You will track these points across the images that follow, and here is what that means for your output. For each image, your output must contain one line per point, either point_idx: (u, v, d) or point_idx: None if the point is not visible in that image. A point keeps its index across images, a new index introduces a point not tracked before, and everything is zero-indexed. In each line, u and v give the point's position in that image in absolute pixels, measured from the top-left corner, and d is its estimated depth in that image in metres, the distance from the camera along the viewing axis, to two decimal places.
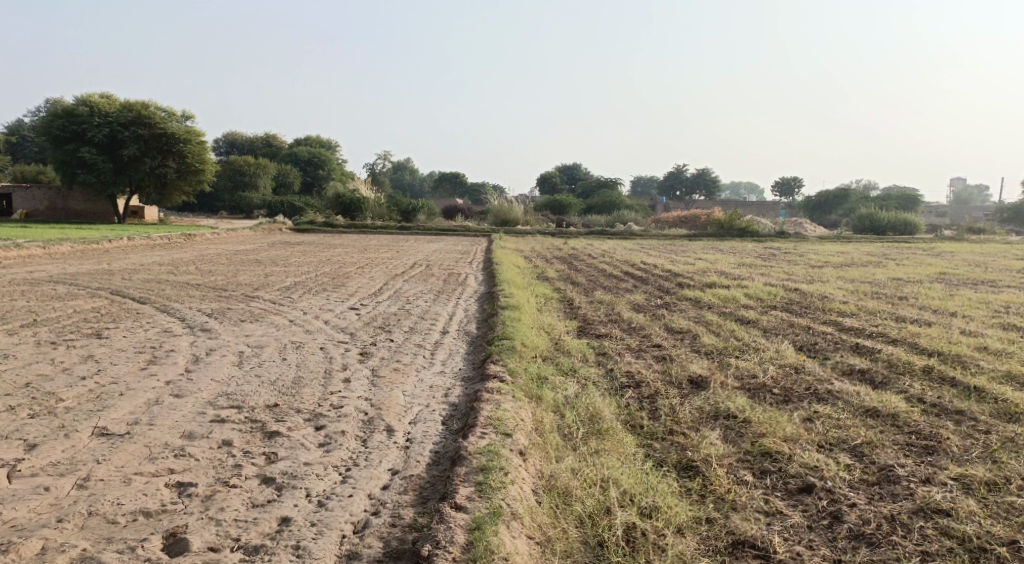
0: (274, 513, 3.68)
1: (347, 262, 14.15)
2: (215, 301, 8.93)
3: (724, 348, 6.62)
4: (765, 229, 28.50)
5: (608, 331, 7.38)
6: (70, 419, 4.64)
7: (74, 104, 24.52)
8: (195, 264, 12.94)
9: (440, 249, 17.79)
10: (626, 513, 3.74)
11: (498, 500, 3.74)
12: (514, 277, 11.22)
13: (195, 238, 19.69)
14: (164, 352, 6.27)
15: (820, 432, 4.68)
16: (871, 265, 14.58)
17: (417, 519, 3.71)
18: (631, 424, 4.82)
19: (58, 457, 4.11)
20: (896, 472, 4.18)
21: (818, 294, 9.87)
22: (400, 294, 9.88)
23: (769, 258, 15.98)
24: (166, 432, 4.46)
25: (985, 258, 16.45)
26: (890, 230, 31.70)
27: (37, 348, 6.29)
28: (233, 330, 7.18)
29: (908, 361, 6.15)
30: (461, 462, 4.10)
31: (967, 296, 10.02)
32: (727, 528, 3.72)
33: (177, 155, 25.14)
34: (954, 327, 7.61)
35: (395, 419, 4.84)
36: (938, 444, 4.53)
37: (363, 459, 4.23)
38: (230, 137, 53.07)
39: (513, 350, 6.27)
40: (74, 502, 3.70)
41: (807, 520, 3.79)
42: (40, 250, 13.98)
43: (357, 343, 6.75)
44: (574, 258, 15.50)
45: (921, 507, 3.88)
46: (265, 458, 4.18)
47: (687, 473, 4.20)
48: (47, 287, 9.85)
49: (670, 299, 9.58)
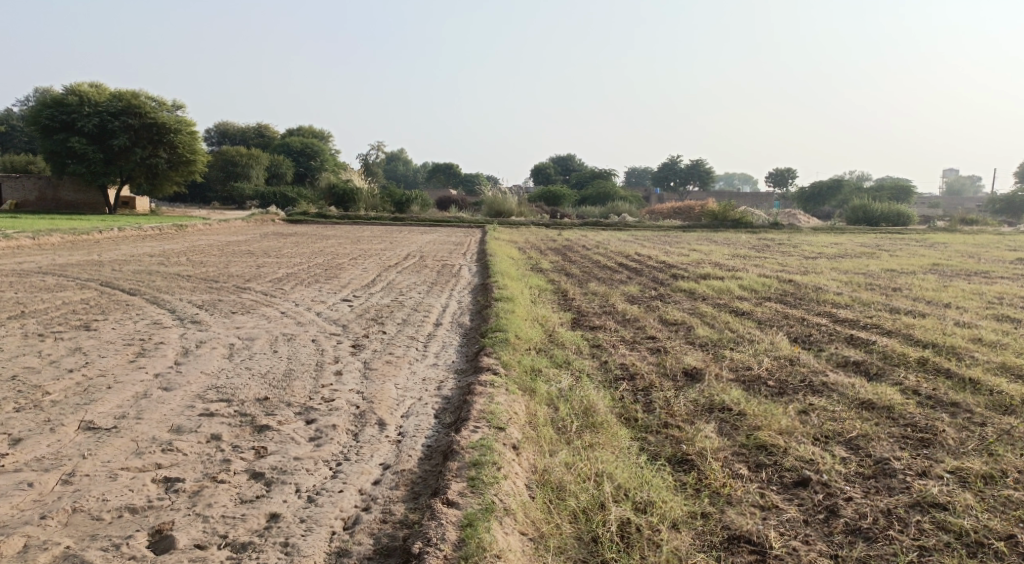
0: (263, 509, 3.62)
1: (340, 253, 14.06)
2: (205, 293, 8.84)
3: (719, 340, 6.58)
4: (759, 220, 28.46)
5: (602, 323, 7.34)
6: (56, 413, 4.56)
7: (64, 93, 24.28)
8: (186, 256, 12.82)
9: (433, 241, 17.68)
10: (620, 508, 3.69)
11: (491, 496, 3.69)
12: (508, 269, 11.15)
13: (187, 229, 19.54)
14: (154, 344, 6.20)
15: (815, 424, 4.64)
16: (865, 256, 14.56)
17: (408, 516, 3.65)
18: (626, 417, 4.77)
19: (43, 452, 4.05)
20: (893, 465, 4.15)
21: (812, 285, 9.84)
22: (393, 285, 9.81)
23: (763, 250, 15.95)
24: (154, 427, 4.40)
25: (979, 250, 16.40)
26: (883, 220, 31.70)
27: (24, 340, 6.22)
28: (224, 322, 7.10)
29: (902, 353, 6.11)
30: (454, 456, 4.05)
31: (960, 286, 10.00)
32: (722, 523, 3.68)
33: (168, 145, 24.94)
34: (949, 318, 7.59)
35: (387, 412, 4.78)
36: (934, 437, 4.50)
37: (354, 454, 4.17)
38: (222, 128, 52.84)
39: (506, 342, 6.22)
40: (58, 498, 3.63)
41: (803, 515, 3.75)
42: (29, 240, 13.85)
43: (349, 336, 6.68)
44: (568, 249, 15.44)
45: (918, 501, 3.84)
46: (254, 452, 4.12)
47: (682, 467, 4.16)
48: (36, 278, 9.75)
49: (664, 290, 9.53)
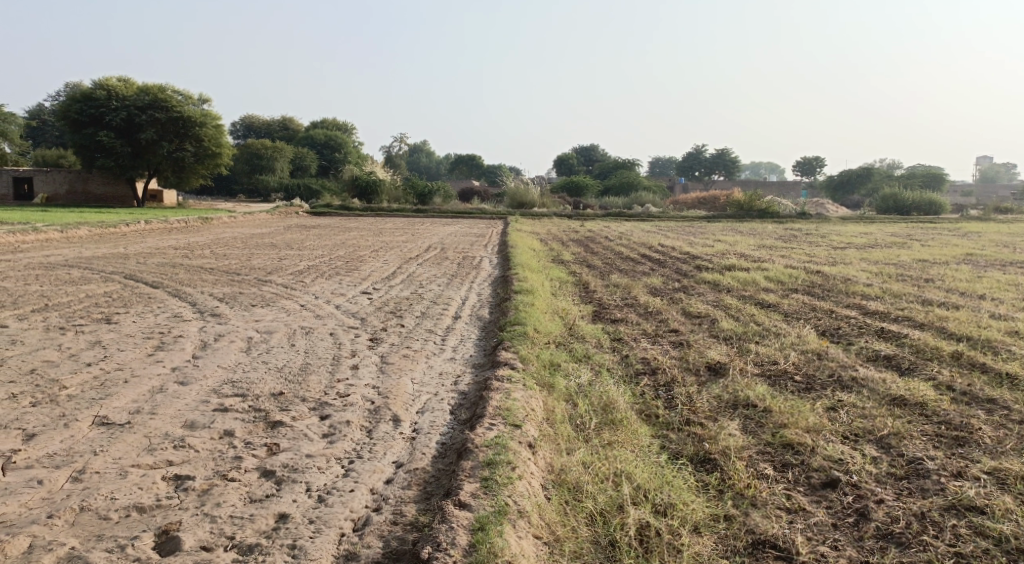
0: (272, 509, 3.55)
1: (361, 245, 14.02)
2: (227, 286, 8.83)
3: (743, 333, 6.41)
4: (786, 210, 28.03)
5: (623, 315, 7.19)
6: (71, 407, 4.53)
7: (92, 88, 24.45)
8: (210, 248, 12.85)
9: (454, 233, 17.59)
10: (640, 511, 3.57)
11: (504, 498, 3.58)
12: (529, 261, 11.02)
13: (212, 221, 19.62)
14: (172, 338, 6.16)
15: (844, 422, 4.48)
16: (895, 246, 14.25)
17: (419, 518, 3.56)
18: (647, 413, 4.64)
19: (55, 448, 4.00)
20: (926, 466, 3.98)
21: (841, 276, 9.60)
22: (413, 278, 9.72)
23: (790, 240, 15.66)
24: (168, 422, 4.34)
25: (1014, 240, 15.95)
26: (914, 210, 31.13)
27: (45, 333, 6.22)
28: (243, 315, 7.07)
29: (935, 347, 5.91)
30: (468, 455, 3.94)
31: (995, 277, 9.72)
32: (746, 527, 3.54)
33: (194, 138, 25.08)
34: (983, 310, 7.36)
35: (403, 408, 4.69)
36: (970, 435, 4.32)
37: (367, 451, 4.09)
38: (247, 121, 53.27)
39: (525, 336, 6.11)
40: (67, 496, 3.59)
41: (831, 518, 3.60)
42: (57, 233, 13.96)
43: (368, 329, 6.61)
44: (590, 241, 15.27)
45: (953, 504, 3.68)
46: (266, 449, 4.05)
47: (704, 467, 4.02)
48: (60, 271, 9.78)
49: (688, 282, 9.34)
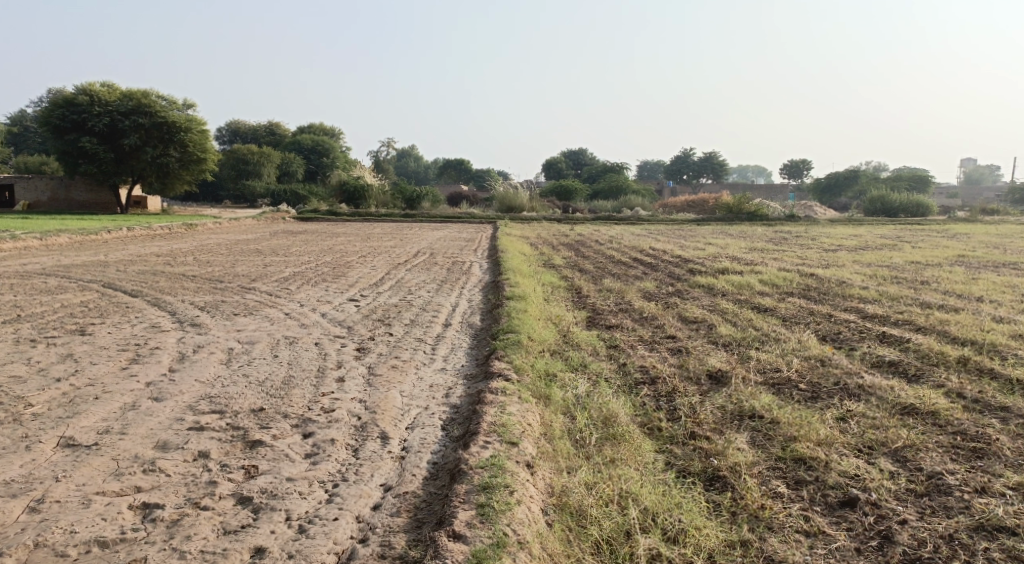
0: (248, 543, 3.27)
1: (348, 251, 13.70)
2: (209, 294, 8.50)
3: (743, 339, 6.16)
4: (774, 213, 27.87)
5: (618, 321, 6.94)
6: (35, 427, 4.22)
7: (74, 93, 23.96)
8: (194, 255, 12.50)
9: (443, 237, 17.29)
10: (649, 539, 3.31)
11: (502, 527, 3.32)
12: (519, 265, 10.73)
13: (197, 228, 19.24)
14: (149, 350, 5.85)
15: (856, 433, 4.24)
16: (887, 248, 14.04)
17: (409, 551, 3.28)
18: (649, 427, 4.38)
19: (13, 474, 3.70)
20: (947, 482, 3.74)
21: (836, 279, 9.40)
22: (401, 284, 9.43)
23: (780, 243, 15.49)
24: (139, 443, 4.04)
25: (1005, 241, 15.82)
26: (901, 211, 31.09)
27: (15, 347, 5.89)
28: (224, 324, 6.76)
29: (940, 352, 5.68)
30: (461, 478, 3.67)
31: (990, 279, 9.54)
32: (764, 554, 3.29)
33: (179, 144, 24.63)
34: (984, 312, 7.16)
35: (391, 424, 4.41)
36: (988, 446, 4.09)
37: (352, 473, 3.81)
38: (233, 126, 52.96)
39: (518, 345, 5.83)
40: (21, 530, 3.30)
41: (854, 542, 3.36)
42: (36, 241, 13.54)
43: (354, 338, 6.31)
44: (580, 244, 15.03)
45: (982, 523, 3.44)
46: (244, 472, 3.76)
47: (714, 486, 3.76)
48: (38, 280, 9.43)
49: (681, 286, 9.10)
